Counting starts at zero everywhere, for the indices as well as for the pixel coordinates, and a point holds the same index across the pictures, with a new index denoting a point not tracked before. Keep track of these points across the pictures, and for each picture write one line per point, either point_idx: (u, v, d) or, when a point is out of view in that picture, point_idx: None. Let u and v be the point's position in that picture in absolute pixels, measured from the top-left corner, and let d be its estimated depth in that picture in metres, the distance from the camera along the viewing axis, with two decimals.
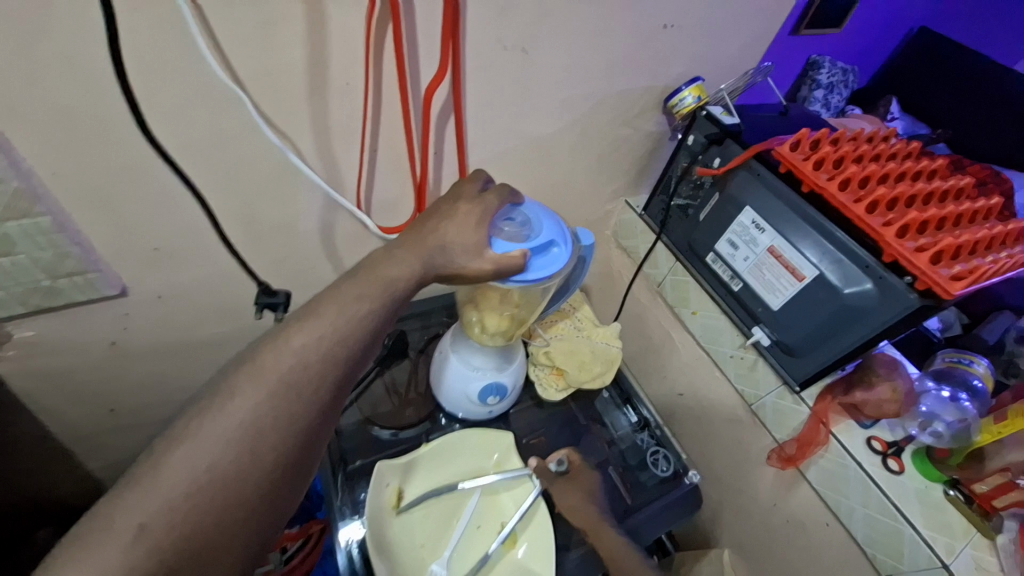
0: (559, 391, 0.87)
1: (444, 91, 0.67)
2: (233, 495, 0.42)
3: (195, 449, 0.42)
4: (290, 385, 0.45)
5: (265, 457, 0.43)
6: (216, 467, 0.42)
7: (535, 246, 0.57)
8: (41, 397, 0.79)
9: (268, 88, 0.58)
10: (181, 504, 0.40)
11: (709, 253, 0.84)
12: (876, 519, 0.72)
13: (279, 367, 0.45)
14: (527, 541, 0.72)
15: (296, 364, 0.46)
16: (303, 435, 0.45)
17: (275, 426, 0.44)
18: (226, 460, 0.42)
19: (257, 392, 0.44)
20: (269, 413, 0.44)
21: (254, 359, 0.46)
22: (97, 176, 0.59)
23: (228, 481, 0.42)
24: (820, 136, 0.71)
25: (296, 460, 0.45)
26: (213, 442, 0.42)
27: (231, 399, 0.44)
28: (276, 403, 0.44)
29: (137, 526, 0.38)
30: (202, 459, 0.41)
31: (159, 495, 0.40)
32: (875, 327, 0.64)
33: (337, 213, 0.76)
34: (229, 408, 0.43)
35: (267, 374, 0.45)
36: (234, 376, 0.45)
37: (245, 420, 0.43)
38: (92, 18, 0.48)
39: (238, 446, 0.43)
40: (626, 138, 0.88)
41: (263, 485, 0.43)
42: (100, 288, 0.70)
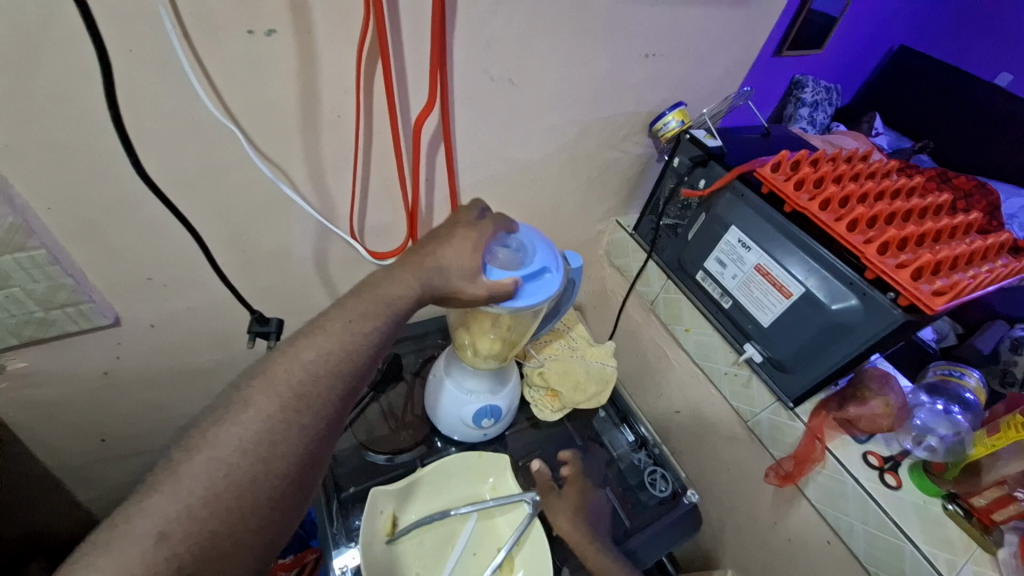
0: (555, 412, 0.86)
1: (434, 121, 0.69)
2: (247, 503, 0.42)
3: (184, 481, 0.41)
4: (285, 412, 0.45)
5: (279, 465, 0.44)
6: (215, 497, 0.41)
7: (527, 272, 0.56)
8: (32, 429, 0.79)
9: (260, 124, 0.60)
10: (199, 511, 0.40)
11: (699, 271, 0.86)
12: (876, 536, 0.71)
13: (270, 395, 0.45)
14: (524, 567, 0.71)
15: (290, 391, 0.45)
16: (299, 463, 0.45)
17: (272, 453, 0.44)
18: (221, 490, 0.41)
19: (251, 420, 0.44)
20: (263, 441, 0.44)
21: (248, 387, 0.46)
22: (92, 209, 0.60)
23: (224, 512, 0.41)
24: (800, 157, 0.73)
25: (290, 488, 0.45)
26: (204, 471, 0.42)
27: (225, 427, 0.43)
28: (272, 428, 0.44)
29: (158, 532, 0.38)
30: (223, 465, 0.42)
31: (179, 501, 0.40)
32: (863, 342, 0.65)
33: (331, 240, 0.78)
34: (221, 437, 0.43)
35: (257, 402, 0.45)
36: (226, 403, 0.45)
37: (242, 446, 0.43)
38: (87, 59, 0.49)
39: (253, 456, 0.43)
40: (614, 161, 0.90)
41: (260, 514, 0.43)
42: (93, 318, 0.70)
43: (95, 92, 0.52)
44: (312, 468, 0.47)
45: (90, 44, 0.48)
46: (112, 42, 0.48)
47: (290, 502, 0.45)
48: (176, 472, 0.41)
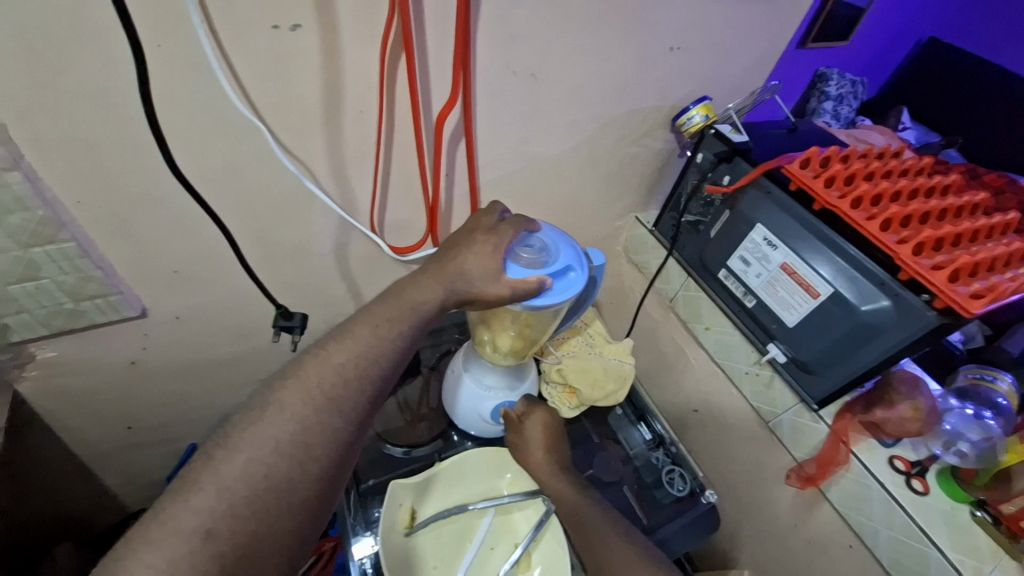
0: (572, 409, 0.86)
1: (456, 117, 0.68)
2: (286, 503, 0.43)
3: (224, 481, 0.41)
4: (319, 414, 0.45)
5: (314, 469, 0.44)
6: (257, 497, 0.42)
7: (553, 271, 0.56)
8: (62, 416, 0.81)
9: (284, 119, 0.60)
10: (242, 510, 0.41)
11: (721, 269, 0.84)
12: (901, 542, 0.70)
13: (303, 396, 0.45)
14: (541, 563, 0.70)
15: (323, 393, 0.46)
16: (332, 465, 0.45)
17: (308, 456, 0.44)
18: (261, 491, 0.42)
19: (287, 422, 0.44)
20: (299, 443, 0.44)
21: (281, 386, 0.46)
22: (122, 202, 0.61)
23: (264, 514, 0.42)
24: (831, 153, 0.71)
25: (322, 490, 0.45)
26: (243, 472, 0.42)
27: (264, 428, 0.44)
28: (308, 429, 0.44)
29: (204, 531, 0.39)
30: (261, 466, 0.42)
31: (223, 501, 0.41)
32: (894, 344, 0.63)
33: (351, 234, 0.78)
34: (259, 438, 0.43)
35: (290, 403, 0.45)
36: (259, 401, 0.45)
37: (280, 447, 0.43)
38: (118, 50, 0.50)
39: (290, 458, 0.43)
40: (633, 156, 0.89)
41: (298, 514, 0.43)
42: (120, 309, 0.72)
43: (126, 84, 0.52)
44: (343, 471, 0.47)
45: (123, 37, 0.49)
46: (145, 35, 0.49)
47: (326, 503, 0.46)
48: (212, 470, 0.41)
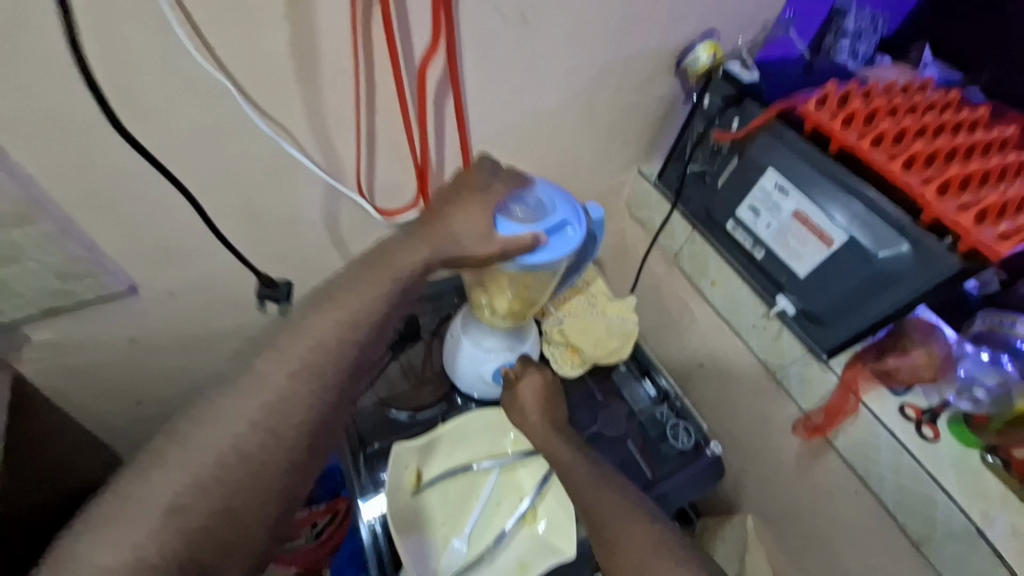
0: (575, 367, 0.85)
1: (440, 67, 0.63)
2: (259, 474, 0.43)
3: (194, 457, 0.42)
4: (296, 383, 0.44)
5: (289, 438, 0.44)
6: (225, 472, 0.42)
7: (548, 227, 0.52)
8: (70, 394, 0.82)
9: (256, 79, 0.56)
10: (211, 484, 0.41)
11: (729, 220, 0.80)
12: (907, 486, 0.70)
13: (281, 366, 0.45)
14: (547, 516, 0.71)
15: (302, 362, 0.45)
16: (310, 433, 0.45)
17: (283, 426, 0.44)
18: (231, 462, 0.42)
19: (260, 392, 0.44)
20: (273, 413, 0.44)
21: (258, 358, 0.46)
22: (95, 178, 0.58)
23: (235, 484, 0.42)
24: (850, 90, 0.65)
25: (304, 460, 0.45)
26: (210, 447, 0.42)
27: (232, 400, 0.44)
28: (282, 398, 0.44)
29: (167, 508, 0.40)
30: (231, 438, 0.43)
31: (188, 474, 0.41)
32: (912, 292, 0.60)
33: (339, 201, 0.74)
34: (232, 412, 0.43)
35: (271, 375, 0.45)
36: (235, 373, 0.45)
37: (252, 418, 0.43)
38: (48, 18, 0.45)
39: (263, 429, 0.43)
40: (634, 105, 0.83)
41: (276, 484, 0.44)
42: (110, 288, 0.70)
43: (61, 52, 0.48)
44: (325, 437, 0.47)
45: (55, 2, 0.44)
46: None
47: (309, 470, 0.46)
48: None
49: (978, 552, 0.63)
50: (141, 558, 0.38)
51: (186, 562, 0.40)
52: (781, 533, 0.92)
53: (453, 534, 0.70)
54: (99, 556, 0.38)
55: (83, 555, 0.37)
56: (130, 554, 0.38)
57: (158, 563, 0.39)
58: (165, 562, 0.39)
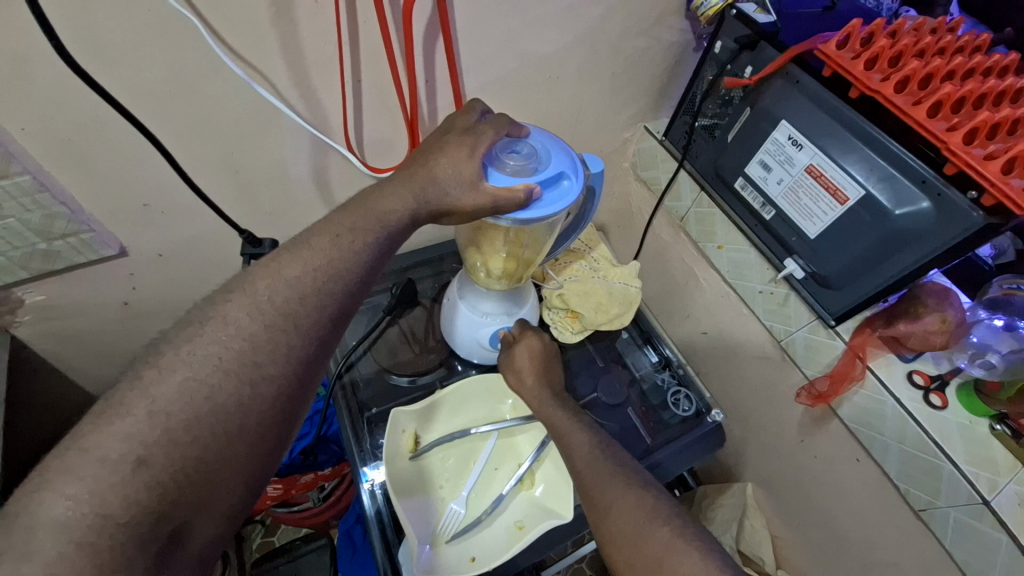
0: (575, 334, 0.84)
1: (428, 5, 0.58)
2: (235, 427, 0.41)
3: (157, 404, 0.39)
4: (270, 330, 0.42)
5: (267, 390, 0.42)
6: (197, 422, 0.40)
7: (544, 179, 0.50)
8: (66, 358, 0.81)
9: (230, 19, 0.52)
10: (180, 435, 0.39)
11: (738, 178, 0.76)
12: (913, 455, 0.68)
13: (250, 310, 0.42)
14: (544, 482, 0.70)
15: (274, 308, 0.43)
16: (288, 386, 0.43)
17: (259, 377, 0.42)
18: (204, 413, 0.40)
19: (231, 338, 0.42)
20: (248, 362, 0.42)
21: (224, 300, 0.43)
22: (67, 127, 0.55)
23: (210, 439, 0.40)
24: (875, 29, 0.60)
25: (279, 415, 0.43)
26: (178, 396, 0.39)
27: (201, 345, 0.41)
28: (257, 347, 0.42)
29: (135, 459, 0.37)
30: (203, 387, 0.40)
31: (156, 426, 0.38)
32: (928, 252, 0.57)
33: (327, 156, 0.71)
34: (197, 356, 0.41)
35: (235, 316, 0.42)
36: (199, 316, 0.42)
37: (224, 366, 0.41)
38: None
39: (238, 378, 0.41)
40: (640, 52, 0.78)
41: (251, 438, 0.42)
42: (97, 248, 0.68)
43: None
44: (303, 389, 0.45)
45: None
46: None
47: (285, 422, 0.44)
48: (176, 398, 0.39)
49: (982, 520, 0.62)
50: (105, 514, 0.36)
51: (155, 516, 0.37)
52: (781, 499, 0.92)
53: (450, 499, 0.69)
54: (56, 509, 0.35)
55: (39, 507, 0.35)
56: (91, 507, 0.35)
57: (124, 519, 0.36)
58: (137, 518, 0.37)
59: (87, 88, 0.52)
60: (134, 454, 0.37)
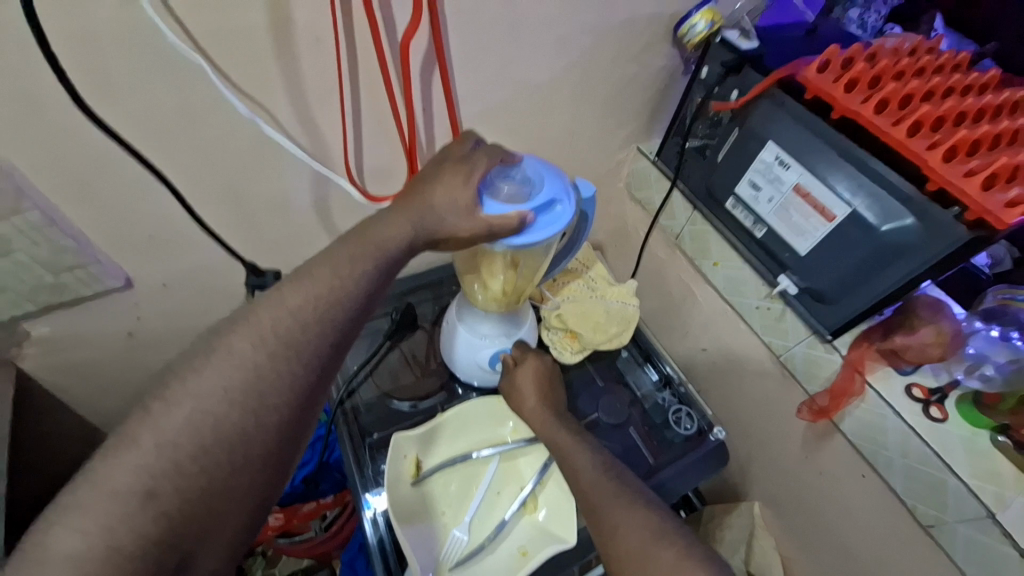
0: (575, 354, 0.84)
1: (424, 41, 0.61)
2: (239, 458, 0.41)
3: (164, 436, 0.39)
4: (273, 359, 0.43)
5: (271, 419, 0.43)
6: (203, 453, 0.40)
7: (537, 205, 0.52)
8: (70, 390, 0.82)
9: (233, 56, 0.54)
10: (187, 466, 0.39)
11: (729, 198, 0.77)
12: (918, 470, 0.67)
13: (253, 340, 0.43)
14: (547, 506, 0.70)
15: (277, 337, 0.44)
16: (290, 414, 0.44)
17: (262, 406, 0.42)
18: (209, 444, 0.40)
19: (234, 370, 0.42)
20: (251, 392, 0.42)
21: (228, 331, 0.44)
22: (77, 164, 0.57)
23: (214, 471, 0.40)
24: (853, 53, 0.62)
25: (281, 443, 0.44)
26: (184, 427, 0.40)
27: (206, 377, 0.42)
28: (260, 377, 0.43)
29: (144, 491, 0.38)
30: (208, 418, 0.41)
31: (164, 457, 0.39)
32: (916, 267, 0.58)
33: (329, 186, 0.73)
34: (203, 387, 0.41)
35: (239, 347, 0.43)
36: (204, 347, 0.43)
37: (228, 396, 0.42)
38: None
39: (242, 408, 0.42)
40: (630, 78, 0.80)
41: (254, 467, 0.42)
42: (103, 280, 0.69)
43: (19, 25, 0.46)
44: (303, 417, 0.45)
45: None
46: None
47: (286, 450, 0.45)
48: (181, 429, 0.40)
49: (990, 535, 0.62)
50: (114, 546, 0.36)
51: (162, 546, 0.38)
52: (790, 520, 0.91)
53: (453, 525, 0.68)
54: (67, 542, 0.35)
55: (50, 541, 0.35)
56: (100, 540, 0.36)
57: (132, 551, 0.37)
58: (144, 551, 0.37)
59: (95, 127, 0.54)
60: (143, 485, 0.38)
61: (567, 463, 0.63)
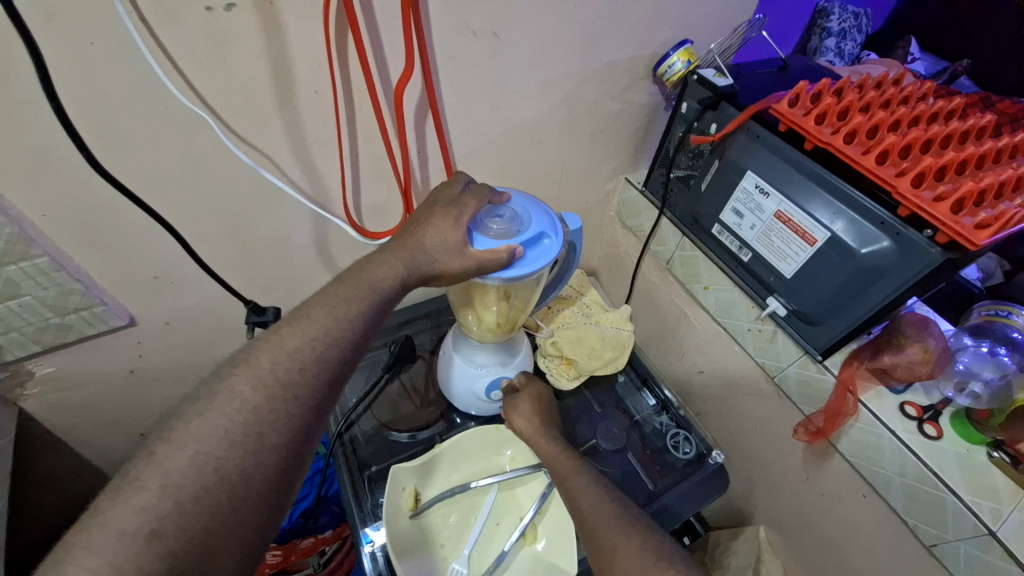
0: (570, 380, 0.84)
1: (417, 89, 0.65)
2: (238, 495, 0.42)
3: (169, 477, 0.40)
4: (271, 400, 0.45)
5: (269, 458, 0.44)
6: (206, 493, 0.41)
7: (525, 240, 0.54)
8: (72, 429, 0.82)
9: (235, 108, 0.57)
10: (189, 507, 0.40)
11: (715, 224, 0.80)
12: (916, 488, 0.67)
13: (253, 381, 0.45)
14: (546, 535, 0.70)
15: (276, 379, 0.45)
16: (288, 452, 0.45)
17: (262, 445, 0.44)
18: (211, 484, 0.41)
19: (236, 411, 0.44)
20: (251, 432, 0.43)
21: (229, 373, 0.46)
22: (86, 211, 0.60)
23: (215, 509, 0.41)
24: (822, 88, 0.66)
25: (280, 479, 0.45)
26: (188, 468, 0.41)
27: (208, 420, 0.43)
28: (260, 417, 0.44)
29: (149, 531, 0.38)
30: (210, 459, 0.42)
31: (168, 498, 0.40)
32: (896, 288, 0.60)
33: (328, 224, 0.76)
34: (205, 430, 0.43)
35: (240, 390, 0.44)
36: (206, 391, 0.45)
37: (230, 438, 0.43)
38: (16, 52, 0.45)
39: (242, 449, 0.43)
40: (615, 114, 0.84)
41: (255, 505, 0.43)
42: (108, 320, 0.71)
43: (32, 86, 0.48)
44: (301, 453, 0.46)
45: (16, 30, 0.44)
46: (26, 9, 0.43)
47: (286, 487, 0.45)
48: (184, 469, 0.41)
49: (991, 552, 0.61)
50: None
51: None
52: (796, 544, 0.89)
53: (452, 558, 0.68)
54: None
55: None
56: None
57: None
58: None
59: (104, 178, 0.57)
60: (148, 526, 0.38)
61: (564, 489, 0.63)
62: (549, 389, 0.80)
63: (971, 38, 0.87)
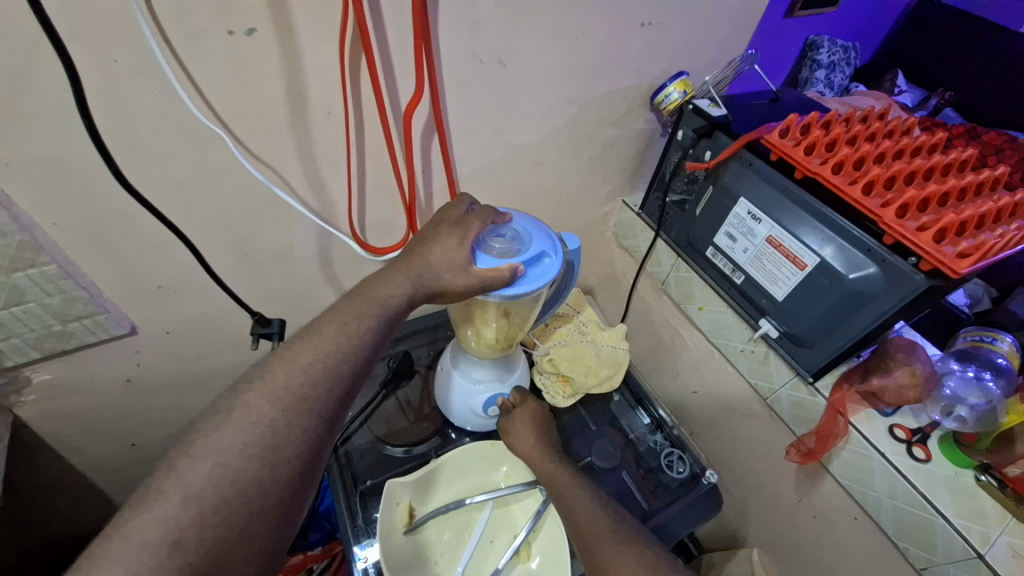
0: (566, 398, 0.86)
1: (424, 110, 0.67)
2: (254, 508, 0.42)
3: (190, 489, 0.41)
4: (287, 415, 0.45)
5: (285, 471, 0.44)
6: (225, 504, 0.41)
7: (527, 258, 0.56)
8: (63, 437, 0.81)
9: (250, 126, 0.60)
10: (210, 518, 0.41)
11: (709, 247, 0.83)
12: (905, 511, 0.69)
13: (270, 397, 0.46)
14: (540, 553, 0.70)
15: (291, 394, 0.46)
16: (302, 465, 0.46)
17: (278, 458, 0.44)
18: (230, 496, 0.42)
19: (253, 426, 0.44)
20: (268, 446, 0.44)
21: (246, 389, 0.46)
22: (97, 221, 0.61)
23: (234, 520, 0.41)
24: (810, 120, 0.69)
25: (293, 492, 0.45)
26: (208, 480, 0.42)
27: (227, 433, 0.44)
28: (276, 431, 0.45)
29: (171, 543, 0.39)
30: (230, 470, 0.43)
31: (189, 510, 0.40)
32: (883, 311, 0.62)
33: (332, 239, 0.78)
34: (224, 443, 0.43)
35: (256, 405, 0.45)
36: (224, 405, 0.46)
37: (248, 451, 0.43)
38: (50, 69, 0.48)
39: (259, 461, 0.44)
40: (614, 139, 0.87)
41: (268, 517, 0.43)
42: (109, 327, 0.71)
43: (58, 97, 0.50)
44: (314, 468, 0.47)
45: (52, 50, 0.47)
46: (59, 26, 0.45)
47: (297, 499, 0.46)
48: (199, 480, 0.41)
49: None
50: None
51: None
52: (788, 567, 0.89)
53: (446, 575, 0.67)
54: None
55: None
56: None
57: None
58: None
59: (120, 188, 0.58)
60: (171, 536, 0.39)
61: (563, 502, 0.64)
62: (546, 406, 0.81)
63: (951, 75, 0.92)
